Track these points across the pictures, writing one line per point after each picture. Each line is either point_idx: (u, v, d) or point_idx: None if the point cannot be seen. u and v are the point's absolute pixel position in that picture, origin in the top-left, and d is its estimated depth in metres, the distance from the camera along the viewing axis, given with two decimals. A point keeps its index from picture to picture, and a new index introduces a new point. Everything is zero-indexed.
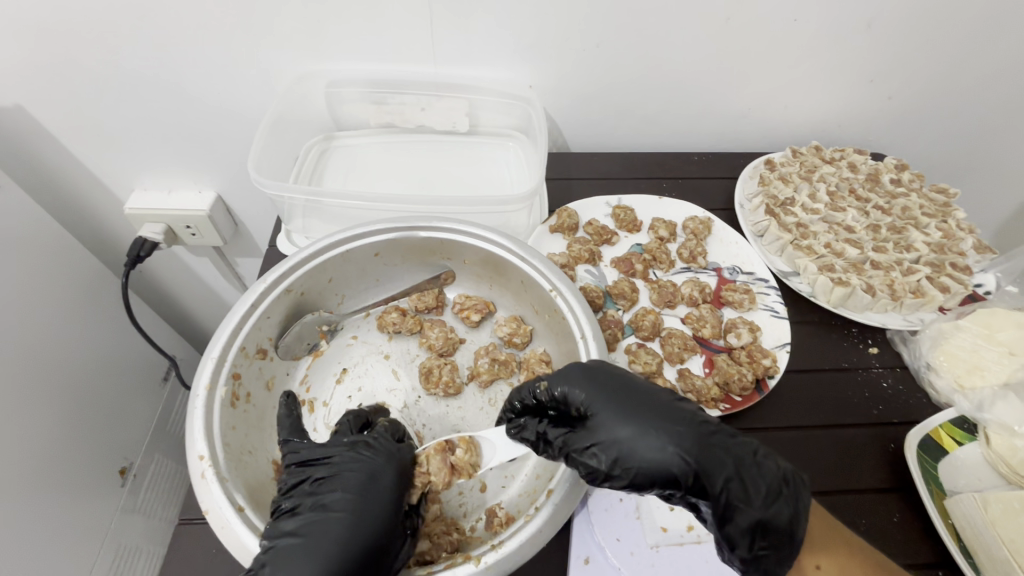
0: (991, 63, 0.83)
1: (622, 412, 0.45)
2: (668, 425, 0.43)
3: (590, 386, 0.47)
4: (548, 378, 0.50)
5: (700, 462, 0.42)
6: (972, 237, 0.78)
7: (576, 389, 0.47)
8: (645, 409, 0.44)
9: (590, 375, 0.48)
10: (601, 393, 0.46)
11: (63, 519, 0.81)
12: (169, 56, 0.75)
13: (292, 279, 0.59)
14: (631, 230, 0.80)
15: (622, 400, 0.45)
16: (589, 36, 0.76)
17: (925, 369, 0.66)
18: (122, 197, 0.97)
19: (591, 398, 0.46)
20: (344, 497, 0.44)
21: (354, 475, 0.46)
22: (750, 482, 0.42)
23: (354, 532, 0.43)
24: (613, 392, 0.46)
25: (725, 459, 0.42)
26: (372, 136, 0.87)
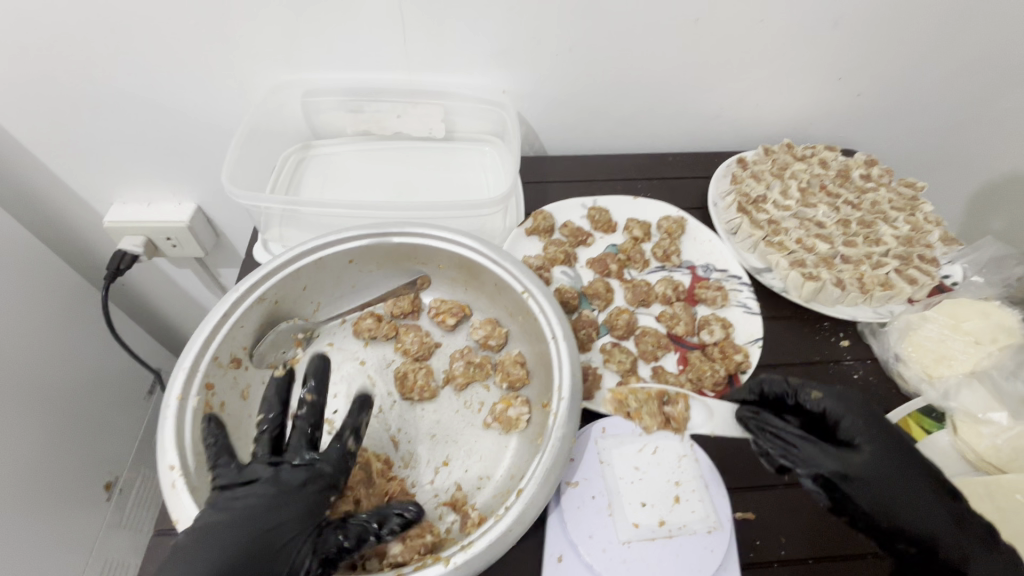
0: (954, 59, 0.85)
1: (888, 443, 0.50)
2: (881, 457, 0.49)
3: (857, 412, 0.51)
4: (823, 390, 0.53)
5: (887, 490, 0.47)
6: (939, 229, 0.79)
7: (856, 412, 0.51)
8: (888, 442, 0.50)
9: (862, 407, 0.52)
10: (865, 420, 0.51)
11: (51, 534, 0.81)
12: (144, 70, 0.75)
13: (265, 288, 0.59)
14: (607, 231, 0.82)
15: (887, 437, 0.50)
16: (560, 41, 0.77)
17: (894, 360, 0.67)
18: (102, 211, 0.97)
19: (868, 427, 0.50)
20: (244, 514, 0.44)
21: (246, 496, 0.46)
22: (912, 509, 0.47)
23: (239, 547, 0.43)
24: (871, 426, 0.50)
25: (911, 487, 0.48)
26: (349, 145, 0.87)
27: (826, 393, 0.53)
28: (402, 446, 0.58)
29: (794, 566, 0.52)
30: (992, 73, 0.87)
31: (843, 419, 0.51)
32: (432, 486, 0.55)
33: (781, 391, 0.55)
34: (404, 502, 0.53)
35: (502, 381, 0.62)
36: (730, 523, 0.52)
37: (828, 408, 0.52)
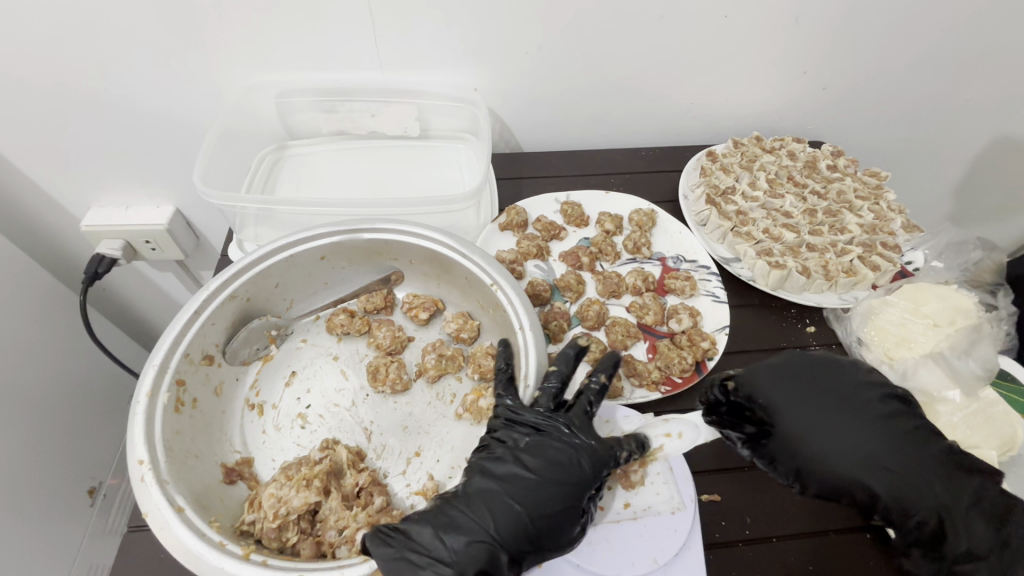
0: (915, 52, 0.87)
1: (823, 411, 0.52)
2: (812, 419, 0.52)
3: (771, 385, 0.53)
4: (738, 376, 0.54)
5: (828, 451, 0.51)
6: (901, 217, 0.82)
7: (771, 381, 0.54)
8: (809, 401, 0.53)
9: (787, 378, 0.54)
10: (782, 392, 0.53)
11: (34, 541, 0.81)
12: (116, 72, 0.75)
13: (237, 286, 0.60)
14: (579, 225, 0.83)
15: (814, 405, 0.53)
16: (530, 39, 0.78)
17: (856, 344, 0.69)
18: (78, 215, 0.97)
19: (798, 400, 0.53)
20: (509, 479, 0.49)
21: (539, 443, 0.51)
22: (863, 460, 0.50)
23: (554, 489, 0.48)
24: (801, 399, 0.53)
25: (851, 432, 0.52)
26: (324, 145, 0.88)
27: (744, 379, 0.54)
28: (375, 438, 0.59)
29: (760, 544, 0.54)
30: (954, 64, 0.89)
31: (771, 395, 0.53)
32: (403, 476, 0.57)
33: (711, 391, 0.56)
34: (374, 492, 0.54)
35: (473, 373, 0.63)
36: (694, 503, 0.54)
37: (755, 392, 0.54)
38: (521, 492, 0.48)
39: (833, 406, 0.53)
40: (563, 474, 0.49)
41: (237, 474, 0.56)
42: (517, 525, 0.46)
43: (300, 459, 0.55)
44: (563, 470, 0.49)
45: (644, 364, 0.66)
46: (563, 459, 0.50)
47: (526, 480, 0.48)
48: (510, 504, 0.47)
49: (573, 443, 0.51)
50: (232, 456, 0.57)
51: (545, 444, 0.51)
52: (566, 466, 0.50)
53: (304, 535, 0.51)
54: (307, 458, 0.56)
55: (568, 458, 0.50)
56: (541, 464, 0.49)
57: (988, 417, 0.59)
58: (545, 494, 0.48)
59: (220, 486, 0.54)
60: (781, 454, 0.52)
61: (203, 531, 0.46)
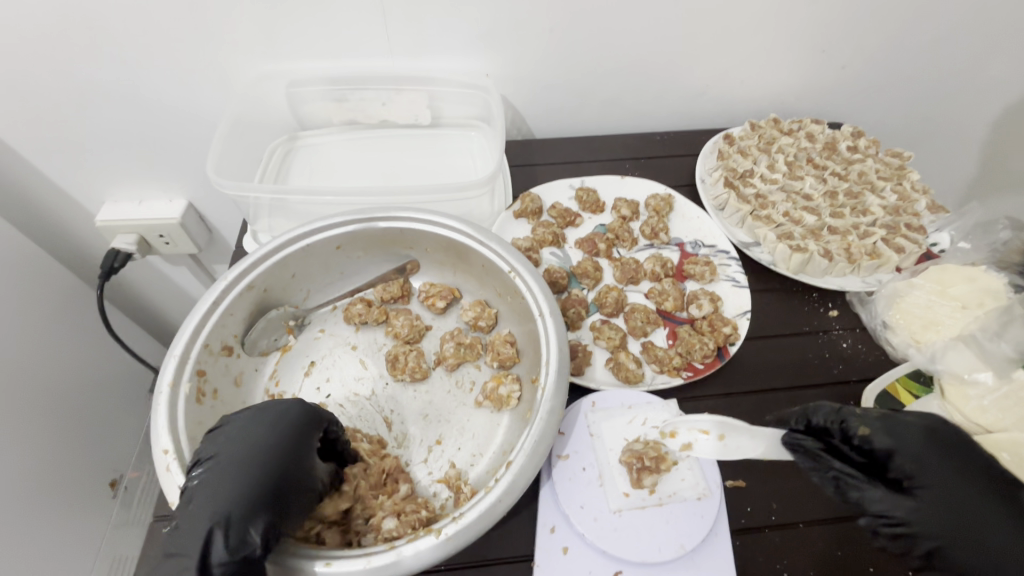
0: (941, 26, 0.84)
1: (952, 481, 0.47)
2: (950, 487, 0.47)
3: (911, 440, 0.49)
4: (866, 423, 0.50)
5: (960, 526, 0.45)
6: (925, 198, 0.80)
7: (911, 437, 0.49)
8: (950, 469, 0.47)
9: (923, 437, 0.49)
10: (925, 451, 0.48)
11: (61, 535, 0.83)
12: (124, 63, 0.74)
13: (254, 276, 0.60)
14: (595, 212, 0.82)
15: (946, 472, 0.47)
16: (542, 22, 0.76)
17: (882, 328, 0.68)
18: (92, 211, 0.97)
19: (924, 466, 0.48)
20: (215, 464, 0.45)
21: (245, 421, 0.48)
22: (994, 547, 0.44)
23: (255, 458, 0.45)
24: (938, 461, 0.48)
25: (985, 516, 0.45)
26: (336, 134, 0.87)
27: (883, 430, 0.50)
28: (395, 427, 0.59)
29: (787, 530, 0.53)
30: (978, 39, 0.87)
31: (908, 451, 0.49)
32: (425, 464, 0.56)
33: (832, 424, 0.52)
34: (399, 479, 0.54)
35: (492, 361, 0.62)
36: (720, 488, 0.53)
37: (877, 443, 0.50)
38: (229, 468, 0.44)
39: (972, 480, 0.47)
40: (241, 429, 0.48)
41: None
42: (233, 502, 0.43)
43: None
44: (258, 439, 0.46)
45: (664, 351, 0.65)
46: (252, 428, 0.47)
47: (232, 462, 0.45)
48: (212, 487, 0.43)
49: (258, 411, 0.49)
50: None
51: (247, 419, 0.48)
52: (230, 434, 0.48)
53: (328, 523, 0.50)
54: None
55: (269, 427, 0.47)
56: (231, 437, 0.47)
57: (1022, 399, 0.56)
58: (254, 461, 0.45)
59: None
60: (906, 511, 0.47)
61: None
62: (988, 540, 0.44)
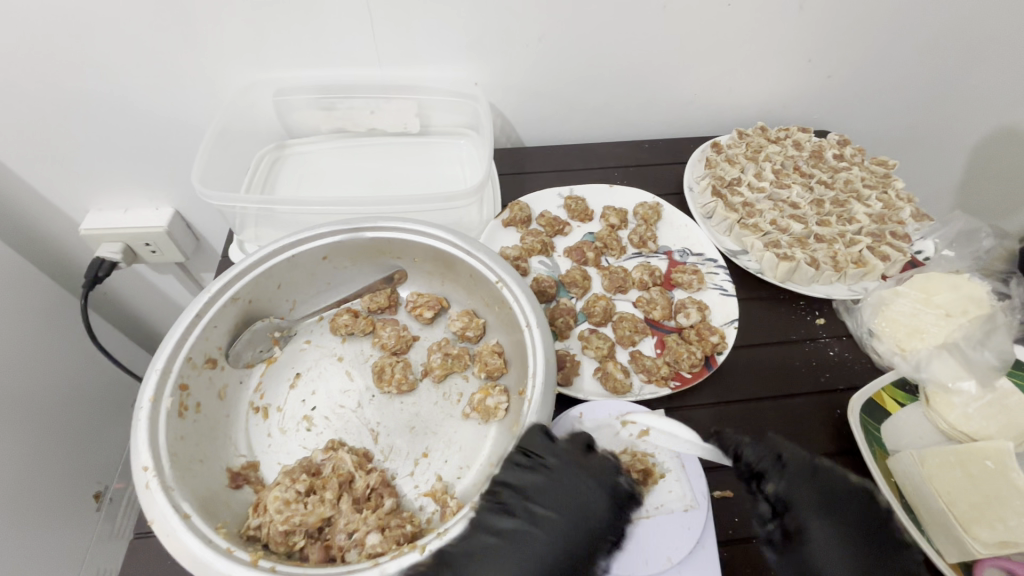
0: (923, 36, 0.85)
1: (833, 540, 0.48)
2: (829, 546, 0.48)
3: (807, 498, 0.50)
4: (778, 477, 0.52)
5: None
6: (909, 206, 0.81)
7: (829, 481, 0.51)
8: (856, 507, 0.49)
9: (826, 498, 0.50)
10: (815, 511, 0.50)
11: (45, 548, 0.81)
12: (109, 72, 0.74)
13: (238, 288, 0.59)
14: (584, 220, 0.82)
15: (830, 530, 0.48)
16: (530, 32, 0.77)
17: (868, 335, 0.68)
18: (77, 219, 0.96)
19: (813, 524, 0.49)
20: (520, 530, 0.46)
21: (546, 488, 0.49)
22: None
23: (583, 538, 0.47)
24: (825, 519, 0.49)
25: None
26: (324, 142, 0.87)
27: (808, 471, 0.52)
28: (381, 440, 0.58)
29: None
30: (960, 49, 0.88)
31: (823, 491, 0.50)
32: (412, 478, 0.56)
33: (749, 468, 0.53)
34: (384, 493, 0.53)
35: (480, 372, 0.62)
36: (707, 500, 0.53)
37: (779, 493, 0.51)
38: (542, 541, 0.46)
39: (856, 534, 0.48)
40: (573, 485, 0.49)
41: (243, 479, 0.55)
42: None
43: (304, 463, 0.55)
44: (584, 519, 0.48)
45: (652, 360, 0.66)
46: (583, 501, 0.48)
47: (533, 534, 0.46)
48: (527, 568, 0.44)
49: (584, 481, 0.49)
50: (237, 461, 0.56)
51: (551, 487, 0.49)
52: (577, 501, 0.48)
53: (311, 539, 0.51)
54: (311, 462, 0.55)
55: (585, 495, 0.49)
56: (555, 515, 0.47)
57: (1003, 407, 0.58)
58: (569, 544, 0.46)
59: (227, 491, 0.53)
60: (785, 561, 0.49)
61: (210, 538, 0.45)
62: None
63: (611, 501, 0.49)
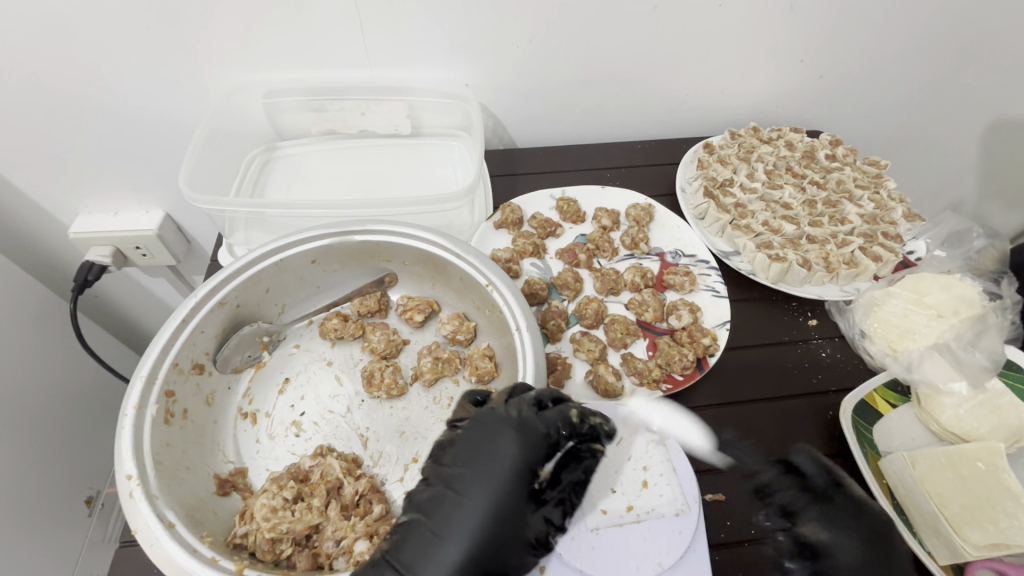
0: (915, 36, 0.85)
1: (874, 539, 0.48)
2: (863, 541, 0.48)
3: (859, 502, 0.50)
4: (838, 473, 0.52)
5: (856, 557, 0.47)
6: (901, 206, 0.81)
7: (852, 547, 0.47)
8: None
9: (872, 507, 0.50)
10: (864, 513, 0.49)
11: (37, 554, 0.80)
12: (96, 74, 0.73)
13: (225, 292, 0.59)
14: (576, 222, 0.82)
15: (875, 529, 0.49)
16: (521, 33, 0.76)
17: (860, 337, 0.68)
18: (66, 223, 0.95)
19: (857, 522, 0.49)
20: (437, 496, 0.46)
21: (460, 445, 0.48)
22: None
23: (502, 490, 0.45)
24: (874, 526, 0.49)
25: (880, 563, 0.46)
26: (314, 144, 0.86)
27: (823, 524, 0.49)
28: (371, 445, 0.58)
29: (766, 544, 0.53)
30: (951, 48, 0.88)
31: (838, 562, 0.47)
32: (401, 483, 0.56)
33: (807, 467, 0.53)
34: (373, 500, 0.53)
35: (470, 375, 0.61)
36: (698, 504, 0.53)
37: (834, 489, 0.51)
38: (464, 502, 0.45)
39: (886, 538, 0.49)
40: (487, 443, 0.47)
41: (231, 485, 0.54)
42: (483, 535, 0.43)
43: (292, 469, 0.54)
44: (499, 472, 0.46)
45: (643, 362, 0.65)
46: (499, 456, 0.46)
47: (452, 498, 0.45)
48: (452, 531, 0.44)
49: (497, 430, 0.47)
50: (225, 467, 0.56)
51: (466, 446, 0.47)
52: (484, 455, 0.47)
53: (299, 547, 0.50)
54: (299, 468, 0.55)
55: (496, 449, 0.47)
56: (470, 473, 0.46)
57: (995, 407, 0.58)
58: (491, 493, 0.45)
59: (214, 498, 0.53)
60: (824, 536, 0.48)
61: (195, 547, 0.44)
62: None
63: (522, 444, 0.47)
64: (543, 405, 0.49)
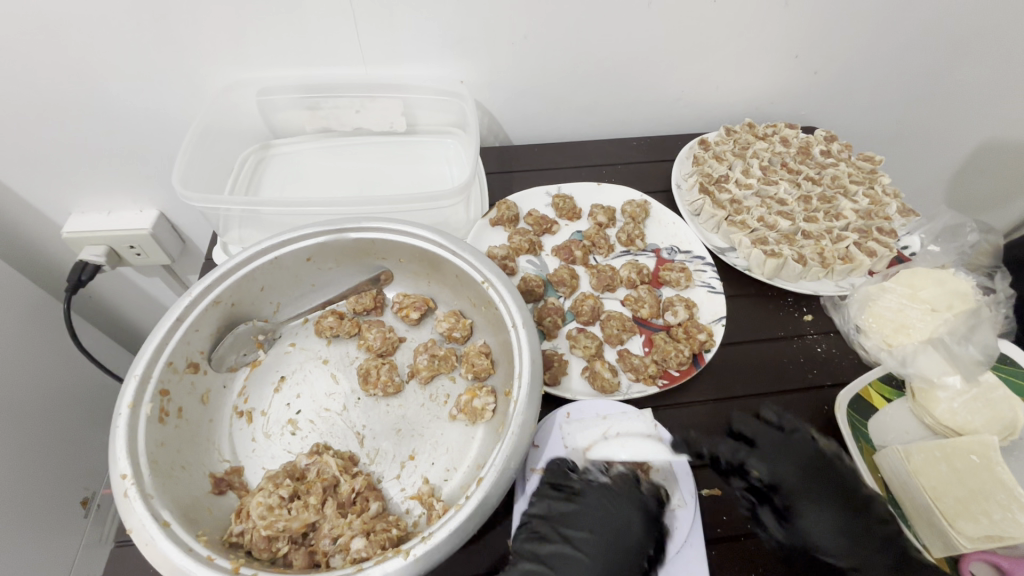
0: (909, 32, 0.85)
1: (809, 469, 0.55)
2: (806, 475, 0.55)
3: (793, 448, 0.56)
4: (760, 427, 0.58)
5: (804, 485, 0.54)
6: (896, 202, 0.81)
7: (794, 474, 0.55)
8: (828, 502, 0.53)
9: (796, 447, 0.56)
10: (800, 451, 0.56)
11: (34, 556, 0.80)
12: (87, 71, 0.72)
13: (220, 290, 0.58)
14: (572, 218, 0.82)
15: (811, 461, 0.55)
16: (515, 29, 0.76)
17: (855, 332, 0.68)
18: (58, 222, 0.94)
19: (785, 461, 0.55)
20: (561, 555, 0.49)
21: (579, 513, 0.51)
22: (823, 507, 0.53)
23: (622, 562, 0.49)
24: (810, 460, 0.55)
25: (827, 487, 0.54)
26: (309, 142, 0.86)
27: (762, 466, 0.55)
28: (368, 443, 0.58)
29: (762, 537, 0.53)
30: (945, 44, 0.88)
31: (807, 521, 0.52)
32: (398, 481, 0.56)
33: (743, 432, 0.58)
34: (370, 497, 0.53)
35: (467, 373, 0.61)
36: (694, 498, 0.53)
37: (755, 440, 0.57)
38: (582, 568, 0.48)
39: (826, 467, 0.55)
40: (613, 516, 0.51)
41: (226, 484, 0.54)
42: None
43: (288, 467, 0.54)
44: (616, 544, 0.50)
45: (639, 358, 0.65)
46: (621, 529, 0.50)
47: (575, 558, 0.49)
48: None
49: (621, 505, 0.52)
50: (221, 466, 0.56)
51: (585, 512, 0.51)
52: (610, 529, 0.50)
53: (295, 544, 0.50)
54: (295, 466, 0.55)
55: (619, 520, 0.51)
56: (592, 538, 0.50)
57: (989, 402, 0.58)
58: (609, 563, 0.49)
59: (209, 496, 0.53)
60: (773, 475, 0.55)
61: (189, 545, 0.44)
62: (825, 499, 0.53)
63: (646, 522, 0.51)
64: (655, 487, 0.53)
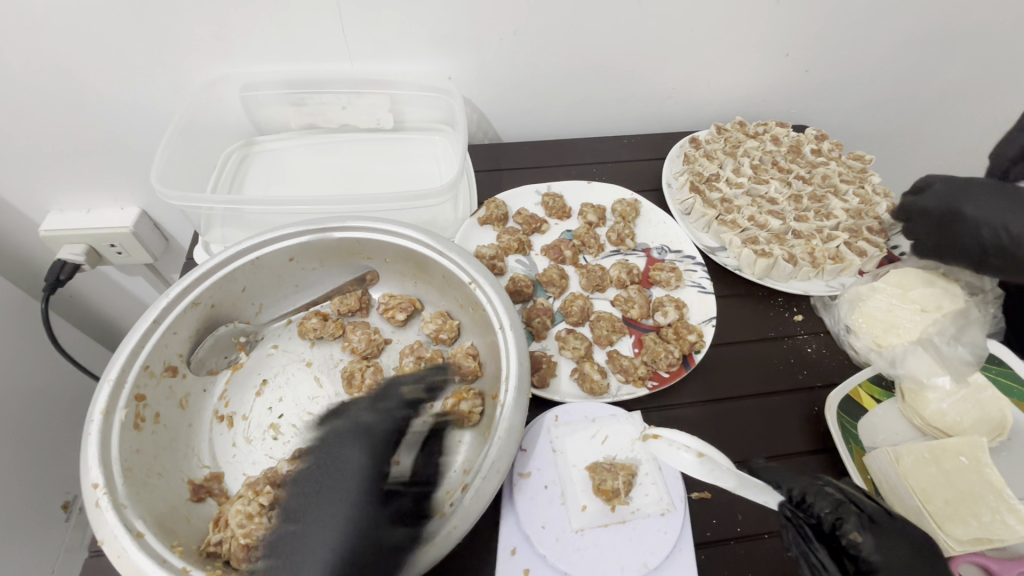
0: (900, 31, 0.85)
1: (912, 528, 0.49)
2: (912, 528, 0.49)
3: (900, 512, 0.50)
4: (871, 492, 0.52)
5: (905, 532, 0.48)
6: (886, 201, 0.81)
7: (904, 524, 0.49)
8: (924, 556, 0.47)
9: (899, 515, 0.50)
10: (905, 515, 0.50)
11: (11, 562, 0.78)
12: (62, 64, 0.70)
13: (199, 292, 0.57)
14: (562, 217, 0.81)
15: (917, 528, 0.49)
16: (505, 24, 0.74)
17: (845, 332, 0.68)
18: (36, 221, 0.92)
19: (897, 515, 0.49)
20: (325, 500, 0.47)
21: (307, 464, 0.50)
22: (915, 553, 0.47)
23: (344, 492, 0.47)
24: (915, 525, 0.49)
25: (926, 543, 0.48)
26: (293, 139, 0.84)
27: (875, 507, 0.49)
28: None
29: (752, 542, 0.52)
30: (935, 43, 0.88)
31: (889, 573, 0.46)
32: None
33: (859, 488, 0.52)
34: None
35: (454, 375, 0.60)
36: (684, 503, 0.52)
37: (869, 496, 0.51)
38: (317, 509, 0.46)
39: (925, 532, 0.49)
40: (342, 448, 0.50)
41: (206, 491, 0.53)
42: (345, 551, 0.44)
43: (268, 474, 0.53)
44: (351, 479, 0.48)
45: (629, 359, 0.65)
46: (345, 464, 0.49)
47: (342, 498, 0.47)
48: (313, 530, 0.45)
49: (344, 439, 0.51)
50: (200, 472, 0.54)
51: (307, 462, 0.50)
52: (338, 467, 0.49)
53: None
54: (276, 472, 0.53)
55: (335, 454, 0.49)
56: (313, 479, 0.48)
57: (977, 401, 0.59)
58: (341, 497, 0.46)
59: (187, 504, 0.51)
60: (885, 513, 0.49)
61: (163, 556, 0.43)
62: (924, 553, 0.47)
63: (364, 448, 0.49)
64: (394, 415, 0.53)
